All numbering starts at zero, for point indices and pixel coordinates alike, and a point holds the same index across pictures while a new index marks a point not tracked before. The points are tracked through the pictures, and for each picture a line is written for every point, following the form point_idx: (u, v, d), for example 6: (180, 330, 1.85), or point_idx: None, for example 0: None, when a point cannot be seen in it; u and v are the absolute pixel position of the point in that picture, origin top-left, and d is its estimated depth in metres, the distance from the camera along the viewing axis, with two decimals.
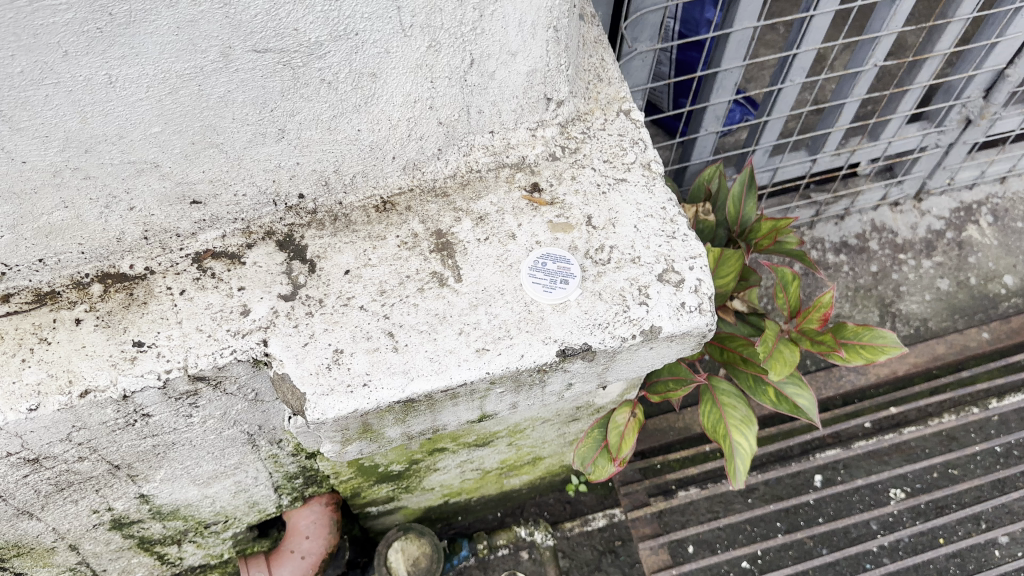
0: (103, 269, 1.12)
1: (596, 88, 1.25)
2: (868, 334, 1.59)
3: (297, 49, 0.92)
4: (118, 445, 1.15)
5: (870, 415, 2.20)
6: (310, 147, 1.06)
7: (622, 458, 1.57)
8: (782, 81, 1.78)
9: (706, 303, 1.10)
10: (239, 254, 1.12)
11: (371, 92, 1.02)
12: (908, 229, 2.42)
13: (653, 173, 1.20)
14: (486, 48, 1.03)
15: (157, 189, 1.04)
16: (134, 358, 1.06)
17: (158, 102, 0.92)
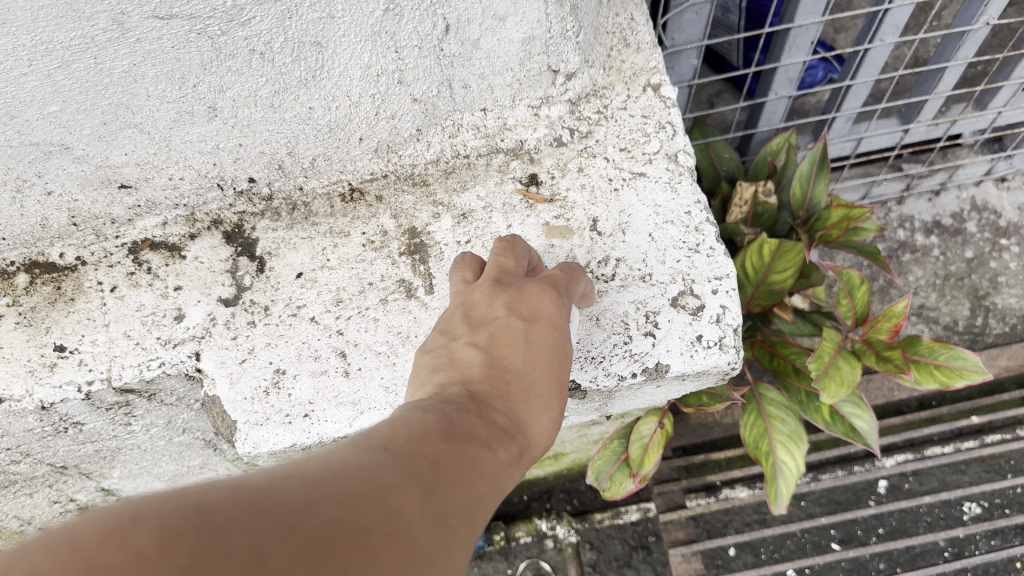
0: (31, 257, 0.98)
1: (620, 56, 1.01)
2: (944, 353, 1.34)
3: (210, 15, 0.72)
4: (55, 449, 1.04)
5: (948, 422, 1.93)
6: (252, 127, 0.88)
7: (643, 475, 1.39)
8: (870, 40, 1.49)
9: (730, 337, 0.89)
10: (180, 246, 0.97)
11: (321, 64, 0.82)
12: (1014, 209, 2.09)
13: (679, 167, 0.98)
14: (465, 12, 0.82)
15: (75, 173, 0.88)
16: (53, 365, 0.92)
17: (48, 78, 0.75)
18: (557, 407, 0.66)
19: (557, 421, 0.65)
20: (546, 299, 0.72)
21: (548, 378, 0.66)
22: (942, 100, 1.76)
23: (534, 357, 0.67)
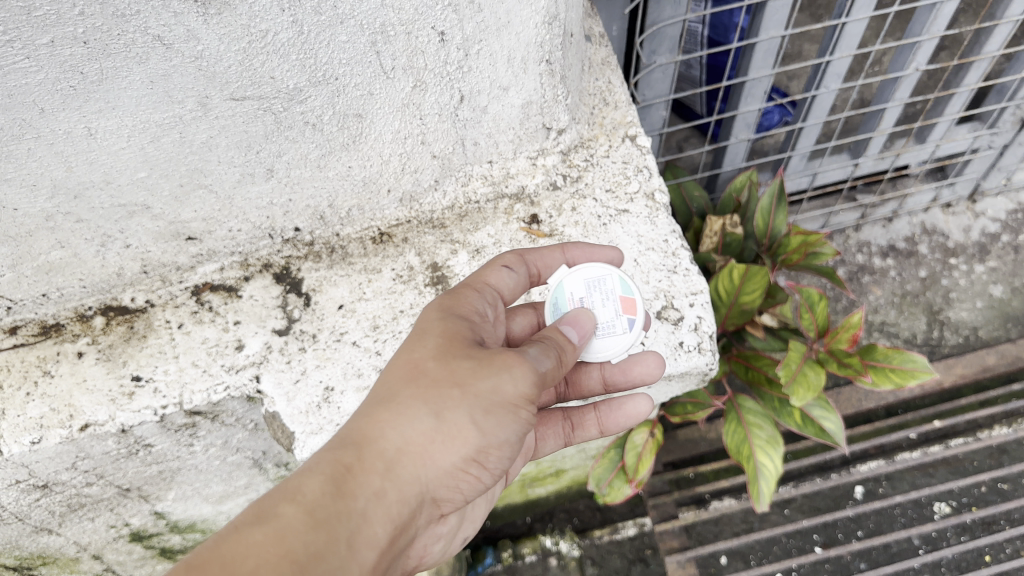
0: (105, 302, 1.14)
1: (601, 113, 1.21)
2: (897, 358, 1.53)
3: (275, 95, 0.90)
4: (125, 471, 1.18)
5: (915, 427, 2.08)
6: (301, 185, 1.06)
7: (638, 479, 1.56)
8: (816, 88, 1.70)
9: (707, 341, 1.07)
10: (236, 287, 1.13)
11: (360, 131, 1.00)
12: (960, 232, 2.30)
13: (656, 204, 1.17)
14: (475, 84, 1.01)
15: (150, 229, 1.05)
16: (131, 393, 1.07)
17: (141, 150, 0.92)
18: (427, 398, 0.78)
19: (429, 410, 0.78)
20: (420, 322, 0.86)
21: (420, 387, 0.79)
22: (885, 136, 1.98)
23: (398, 377, 0.80)
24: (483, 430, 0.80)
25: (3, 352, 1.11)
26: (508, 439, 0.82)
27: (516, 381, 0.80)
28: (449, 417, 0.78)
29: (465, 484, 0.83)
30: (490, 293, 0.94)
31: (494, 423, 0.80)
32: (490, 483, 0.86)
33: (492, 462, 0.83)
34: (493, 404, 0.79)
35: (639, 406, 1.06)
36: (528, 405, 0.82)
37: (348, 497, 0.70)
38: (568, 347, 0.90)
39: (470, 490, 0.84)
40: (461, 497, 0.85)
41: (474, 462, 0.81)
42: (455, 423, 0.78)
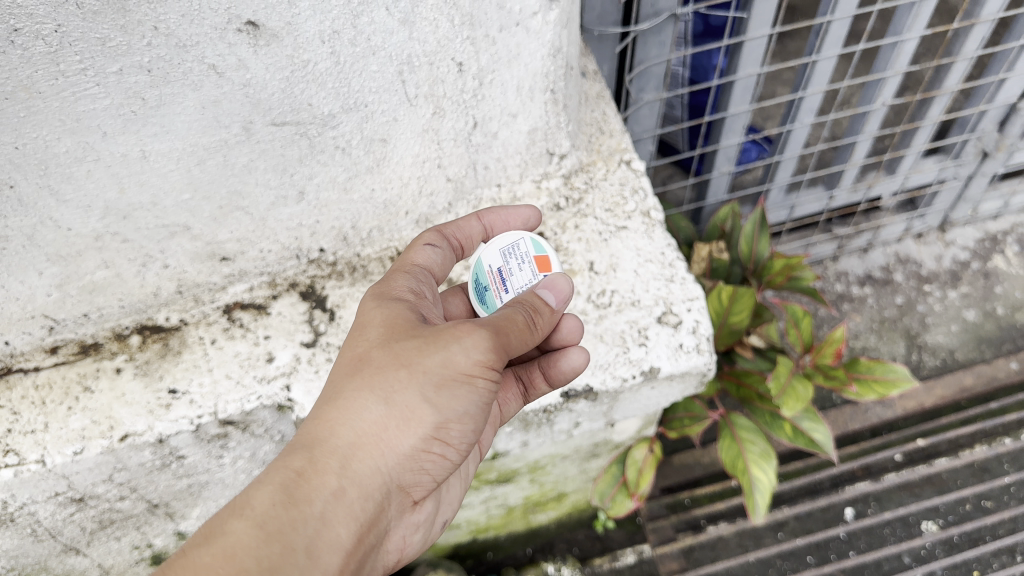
0: (141, 322, 1.22)
1: (598, 140, 1.33)
2: (880, 369, 1.64)
3: (312, 121, 1.01)
4: (156, 484, 1.24)
5: (899, 447, 2.10)
6: (329, 207, 1.16)
7: (641, 493, 1.67)
8: (791, 123, 1.83)
9: (704, 343, 1.17)
10: (265, 305, 1.23)
11: (382, 155, 1.11)
12: (932, 261, 2.39)
13: (652, 221, 1.27)
14: (487, 112, 1.13)
15: (188, 249, 1.13)
16: (168, 405, 1.14)
17: (187, 172, 1.01)
18: (372, 389, 0.89)
19: (374, 399, 0.89)
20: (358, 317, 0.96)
21: (367, 378, 0.90)
22: (858, 169, 2.10)
23: (345, 373, 0.91)
24: (438, 406, 0.89)
25: (45, 370, 1.18)
26: (470, 410, 0.91)
27: (468, 351, 0.89)
28: (399, 403, 0.89)
29: (433, 455, 0.93)
30: (420, 274, 1.03)
31: (451, 397, 0.89)
32: (464, 450, 0.96)
33: (456, 434, 0.92)
34: (445, 379, 0.89)
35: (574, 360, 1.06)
36: (486, 372, 0.90)
37: (303, 500, 0.81)
38: (538, 308, 0.98)
39: (443, 459, 0.94)
40: (435, 468, 0.95)
41: (436, 435, 0.91)
42: (407, 405, 0.88)
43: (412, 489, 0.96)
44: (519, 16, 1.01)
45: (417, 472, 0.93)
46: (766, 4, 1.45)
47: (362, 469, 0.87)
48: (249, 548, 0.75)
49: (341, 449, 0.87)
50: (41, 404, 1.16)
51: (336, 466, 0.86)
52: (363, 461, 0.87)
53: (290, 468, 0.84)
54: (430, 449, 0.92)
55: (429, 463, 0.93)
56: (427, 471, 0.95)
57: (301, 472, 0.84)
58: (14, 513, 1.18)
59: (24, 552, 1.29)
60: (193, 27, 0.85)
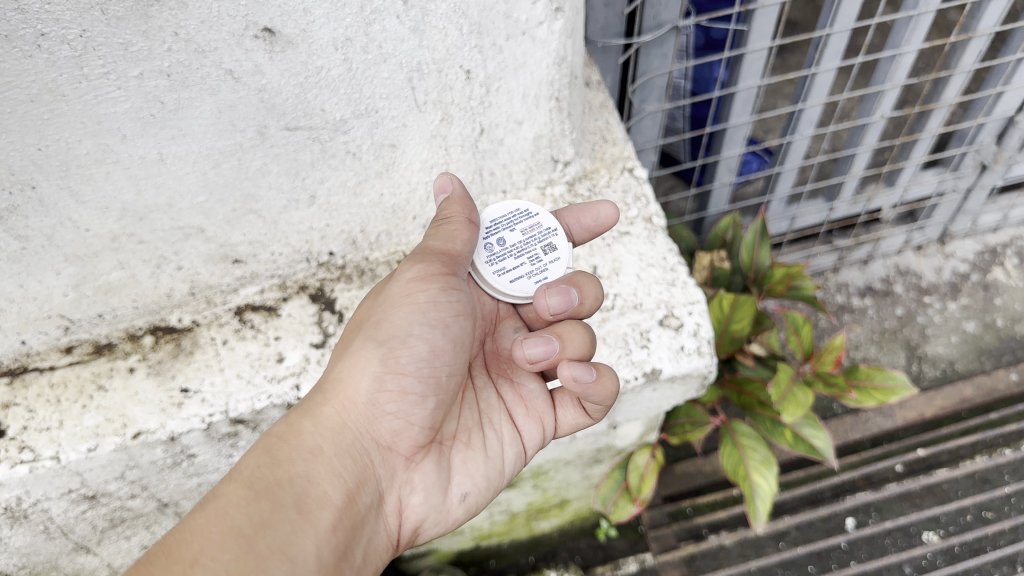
0: (154, 323, 1.24)
1: (601, 148, 1.36)
2: (878, 376, 1.68)
3: (324, 126, 1.04)
4: (166, 483, 1.26)
5: (900, 458, 2.09)
6: (338, 211, 1.19)
7: (643, 497, 1.68)
8: (792, 134, 1.86)
9: (705, 345, 1.19)
10: (275, 307, 1.26)
11: (391, 160, 1.14)
12: (932, 272, 2.40)
13: (654, 227, 1.30)
14: (494, 118, 1.16)
15: (201, 251, 1.16)
16: (180, 403, 1.17)
17: (203, 175, 1.04)
18: (338, 358, 1.03)
19: (340, 363, 1.03)
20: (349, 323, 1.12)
21: (337, 350, 1.06)
22: (858, 181, 2.13)
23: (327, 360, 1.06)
24: (381, 338, 1.01)
25: (60, 369, 1.21)
26: (413, 331, 1.00)
27: (400, 283, 1.02)
28: (358, 358, 1.01)
29: (395, 395, 1.01)
30: None
31: (391, 324, 1.01)
32: (429, 384, 1.02)
33: (408, 361, 1.01)
34: (385, 311, 1.02)
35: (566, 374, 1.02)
36: (420, 286, 1.01)
37: (285, 460, 0.94)
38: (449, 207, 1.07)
39: (408, 396, 1.02)
40: (407, 410, 1.02)
41: (388, 369, 1.01)
42: (358, 351, 1.02)
43: (394, 442, 1.04)
44: (525, 25, 1.05)
45: (387, 419, 1.02)
46: (766, 17, 1.48)
47: (330, 422, 0.99)
48: (237, 506, 0.86)
49: (313, 410, 1.00)
50: (56, 402, 1.18)
51: (310, 425, 0.99)
52: (332, 414, 1.00)
53: (271, 435, 0.97)
54: (386, 387, 1.01)
55: (395, 403, 1.01)
56: (400, 417, 1.02)
57: (281, 436, 0.97)
58: (27, 510, 1.20)
59: (36, 550, 1.31)
60: (212, 33, 0.88)
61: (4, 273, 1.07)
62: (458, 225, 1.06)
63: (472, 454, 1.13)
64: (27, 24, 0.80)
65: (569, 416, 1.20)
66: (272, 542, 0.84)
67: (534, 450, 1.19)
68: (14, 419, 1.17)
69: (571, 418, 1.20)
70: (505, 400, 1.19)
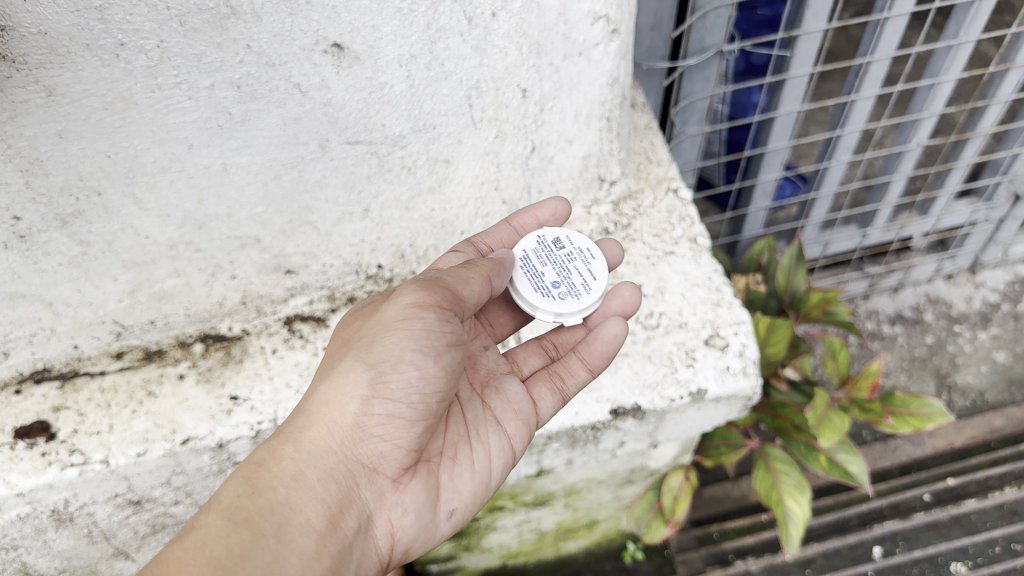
0: (204, 330, 1.27)
1: (646, 169, 1.39)
2: (915, 403, 1.68)
3: (383, 141, 1.07)
4: (210, 490, 1.27)
5: (928, 486, 2.03)
6: (390, 224, 1.22)
7: (677, 519, 1.69)
8: (828, 160, 1.87)
9: (750, 366, 1.22)
10: (324, 318, 1.29)
11: (444, 175, 1.17)
12: (963, 301, 2.34)
13: (699, 247, 1.33)
14: (546, 137, 1.17)
15: (256, 261, 1.19)
16: (230, 410, 1.19)
17: (264, 186, 1.07)
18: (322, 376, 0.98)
19: (323, 382, 0.98)
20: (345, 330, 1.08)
21: (323, 368, 1.01)
22: (891, 209, 2.13)
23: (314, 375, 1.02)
24: (371, 362, 0.95)
25: (110, 374, 1.23)
26: (405, 357, 0.94)
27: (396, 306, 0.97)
28: (339, 380, 0.96)
29: (382, 420, 0.96)
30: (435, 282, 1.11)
31: (383, 347, 0.95)
32: (418, 409, 0.96)
33: (398, 388, 0.94)
34: (378, 334, 0.96)
35: (613, 329, 1.13)
36: (416, 313, 0.95)
37: (265, 489, 0.91)
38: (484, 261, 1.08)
39: (396, 420, 0.96)
40: (393, 433, 0.96)
41: (376, 393, 0.95)
42: (345, 373, 0.96)
43: (382, 464, 0.98)
44: (582, 46, 1.07)
45: (374, 443, 0.97)
46: (808, 42, 1.50)
47: (313, 446, 0.95)
48: (217, 538, 0.84)
49: (293, 435, 0.96)
50: (106, 407, 1.20)
51: (291, 451, 0.95)
52: (314, 440, 0.95)
53: (251, 463, 0.95)
54: (374, 411, 0.95)
55: (383, 427, 0.96)
56: (386, 440, 0.97)
57: (260, 464, 0.94)
58: (73, 513, 1.20)
59: (77, 554, 1.31)
60: (283, 47, 0.90)
61: (64, 277, 1.08)
62: (477, 272, 1.04)
63: (462, 470, 1.06)
64: (108, 34, 0.82)
65: (548, 407, 1.13)
66: (253, 575, 0.82)
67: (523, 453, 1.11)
68: (65, 422, 1.19)
69: (551, 408, 1.13)
70: (493, 409, 1.10)
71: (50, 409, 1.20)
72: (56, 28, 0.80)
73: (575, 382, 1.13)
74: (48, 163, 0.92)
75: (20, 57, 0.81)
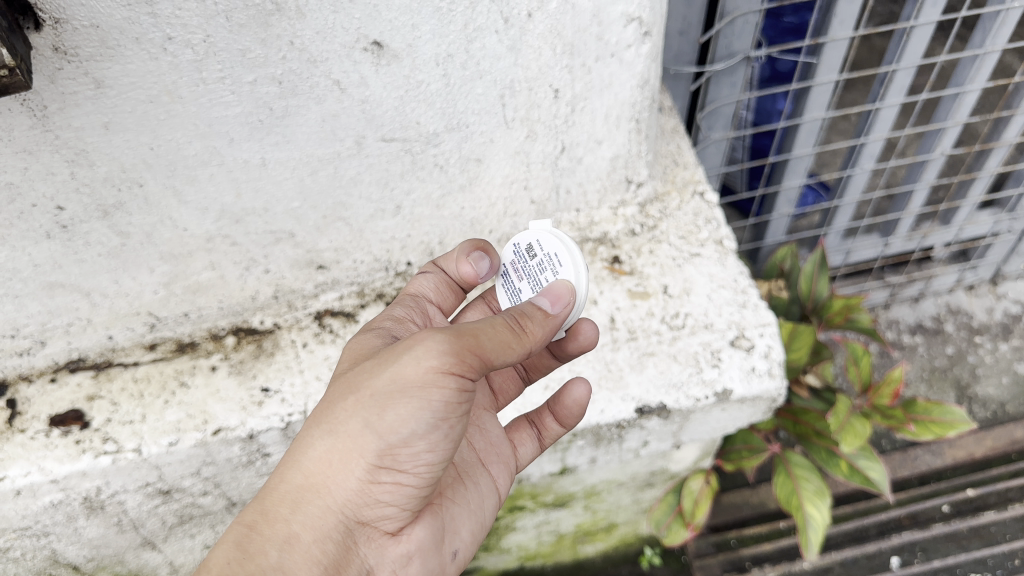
0: (236, 324, 1.30)
1: (673, 172, 1.41)
2: (937, 411, 1.69)
3: (417, 139, 1.09)
4: (238, 481, 1.29)
5: (947, 497, 2.00)
6: (421, 222, 1.24)
7: (697, 523, 1.70)
8: (852, 168, 1.87)
9: (776, 367, 1.24)
10: (353, 314, 1.31)
11: (475, 174, 1.18)
12: (984, 312, 2.31)
13: (725, 249, 1.36)
14: (576, 137, 1.19)
15: (289, 256, 1.21)
16: (261, 402, 1.22)
17: (301, 181, 1.09)
18: (318, 427, 0.88)
19: (319, 435, 0.87)
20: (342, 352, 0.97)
21: (317, 416, 0.89)
22: (914, 218, 2.14)
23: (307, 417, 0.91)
24: (379, 431, 0.84)
25: (143, 365, 1.25)
26: (417, 430, 0.84)
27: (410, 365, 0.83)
28: (337, 440, 0.86)
29: (389, 485, 0.88)
30: (410, 300, 1.08)
31: (394, 417, 0.84)
32: (426, 475, 0.89)
33: (407, 459, 0.86)
34: (387, 398, 0.84)
35: (577, 393, 1.07)
36: (437, 382, 0.82)
37: (256, 553, 0.83)
38: (531, 315, 0.92)
39: (404, 487, 0.88)
40: (400, 497, 0.89)
41: (383, 463, 0.86)
42: (347, 435, 0.85)
43: (385, 521, 0.90)
44: (614, 48, 1.08)
45: (377, 504, 0.89)
46: (835, 50, 1.50)
47: (312, 510, 0.86)
48: None
49: (290, 495, 0.86)
50: (139, 397, 1.22)
51: (286, 510, 0.86)
52: (313, 502, 0.86)
53: (242, 523, 0.85)
54: (380, 478, 0.87)
55: (388, 492, 0.88)
56: (391, 501, 0.89)
57: (253, 525, 0.85)
58: (104, 501, 1.22)
59: (106, 542, 1.32)
60: (325, 44, 0.92)
61: (102, 267, 1.11)
62: (518, 336, 0.87)
63: (462, 509, 1.02)
64: (157, 28, 0.85)
65: (529, 451, 1.13)
66: None
67: (507, 492, 1.11)
68: (99, 411, 1.21)
69: (531, 453, 1.13)
70: (478, 451, 1.08)
71: (85, 398, 1.22)
72: (108, 21, 0.82)
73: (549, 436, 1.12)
74: (93, 154, 0.94)
75: (72, 49, 0.83)
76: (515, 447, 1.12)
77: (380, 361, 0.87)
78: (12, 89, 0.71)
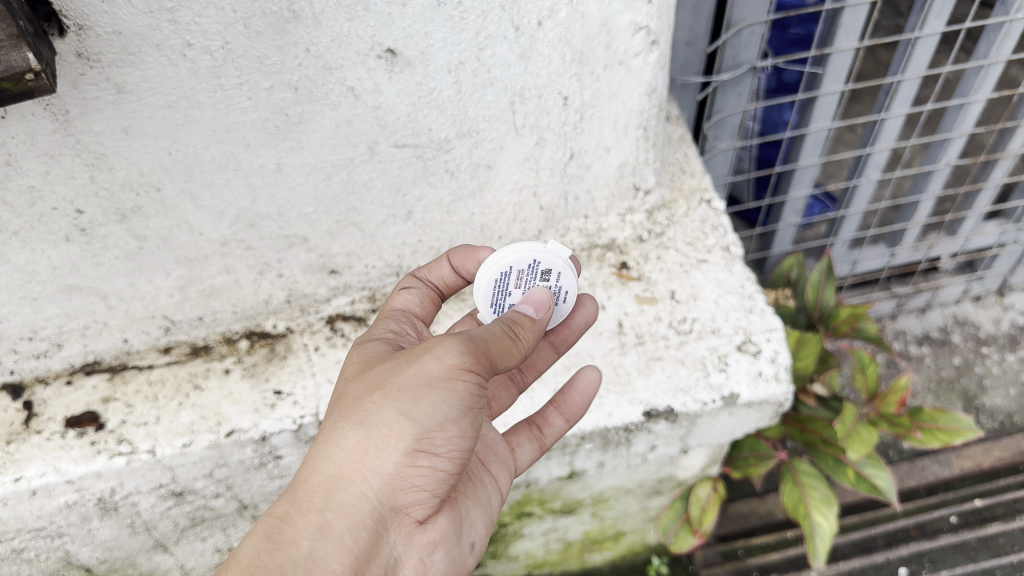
0: (250, 327, 1.32)
1: (680, 180, 1.43)
2: (944, 418, 1.69)
3: (428, 145, 1.11)
4: (250, 484, 1.30)
5: (955, 508, 1.99)
6: (431, 228, 1.26)
7: (705, 530, 1.71)
8: (857, 178, 1.89)
9: (782, 372, 1.26)
10: (364, 318, 1.33)
11: (485, 180, 1.21)
12: (990, 323, 2.31)
13: (732, 255, 1.37)
14: (584, 144, 1.21)
15: (302, 260, 1.24)
16: (273, 404, 1.24)
17: (315, 186, 1.11)
18: (346, 420, 0.89)
19: (348, 428, 0.89)
20: (350, 358, 0.98)
21: (345, 408, 0.90)
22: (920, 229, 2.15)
23: (329, 415, 0.92)
24: (413, 417, 0.86)
25: (158, 367, 1.27)
26: (449, 417, 0.87)
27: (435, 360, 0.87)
28: (367, 430, 0.87)
29: (423, 470, 0.89)
30: (400, 315, 1.08)
31: (427, 405, 0.86)
32: (457, 462, 0.90)
33: (442, 443, 0.88)
34: (417, 388, 0.86)
35: (589, 377, 1.15)
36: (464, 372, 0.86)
37: (289, 543, 0.84)
38: (522, 322, 0.98)
39: (437, 472, 0.90)
40: (432, 484, 0.90)
41: (418, 447, 0.87)
42: (382, 423, 0.87)
43: (415, 509, 0.91)
44: (623, 55, 1.10)
45: (411, 491, 0.90)
46: (840, 60, 1.52)
47: (346, 498, 0.87)
48: None
49: (323, 485, 0.88)
50: (153, 399, 1.24)
51: (319, 501, 0.87)
52: (347, 490, 0.87)
53: (273, 516, 0.87)
54: (416, 463, 0.88)
55: (420, 478, 0.89)
56: (423, 488, 0.90)
57: (284, 517, 0.86)
58: (118, 502, 1.23)
59: (119, 544, 1.33)
60: (340, 51, 0.94)
61: (119, 271, 1.13)
62: (518, 339, 0.95)
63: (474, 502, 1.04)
64: (177, 35, 0.87)
65: (526, 456, 1.14)
66: None
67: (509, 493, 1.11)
68: (113, 413, 1.23)
69: (528, 458, 1.14)
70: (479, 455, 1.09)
71: (100, 400, 1.24)
72: (130, 28, 0.84)
73: (553, 431, 1.15)
74: (112, 158, 0.97)
75: (94, 55, 0.85)
76: (512, 450, 1.13)
77: (401, 359, 0.90)
78: (37, 92, 0.74)
